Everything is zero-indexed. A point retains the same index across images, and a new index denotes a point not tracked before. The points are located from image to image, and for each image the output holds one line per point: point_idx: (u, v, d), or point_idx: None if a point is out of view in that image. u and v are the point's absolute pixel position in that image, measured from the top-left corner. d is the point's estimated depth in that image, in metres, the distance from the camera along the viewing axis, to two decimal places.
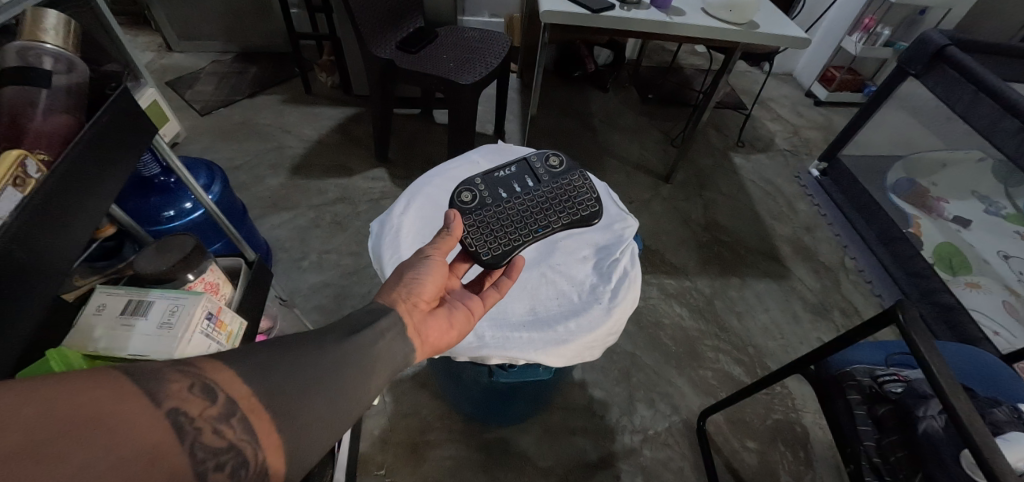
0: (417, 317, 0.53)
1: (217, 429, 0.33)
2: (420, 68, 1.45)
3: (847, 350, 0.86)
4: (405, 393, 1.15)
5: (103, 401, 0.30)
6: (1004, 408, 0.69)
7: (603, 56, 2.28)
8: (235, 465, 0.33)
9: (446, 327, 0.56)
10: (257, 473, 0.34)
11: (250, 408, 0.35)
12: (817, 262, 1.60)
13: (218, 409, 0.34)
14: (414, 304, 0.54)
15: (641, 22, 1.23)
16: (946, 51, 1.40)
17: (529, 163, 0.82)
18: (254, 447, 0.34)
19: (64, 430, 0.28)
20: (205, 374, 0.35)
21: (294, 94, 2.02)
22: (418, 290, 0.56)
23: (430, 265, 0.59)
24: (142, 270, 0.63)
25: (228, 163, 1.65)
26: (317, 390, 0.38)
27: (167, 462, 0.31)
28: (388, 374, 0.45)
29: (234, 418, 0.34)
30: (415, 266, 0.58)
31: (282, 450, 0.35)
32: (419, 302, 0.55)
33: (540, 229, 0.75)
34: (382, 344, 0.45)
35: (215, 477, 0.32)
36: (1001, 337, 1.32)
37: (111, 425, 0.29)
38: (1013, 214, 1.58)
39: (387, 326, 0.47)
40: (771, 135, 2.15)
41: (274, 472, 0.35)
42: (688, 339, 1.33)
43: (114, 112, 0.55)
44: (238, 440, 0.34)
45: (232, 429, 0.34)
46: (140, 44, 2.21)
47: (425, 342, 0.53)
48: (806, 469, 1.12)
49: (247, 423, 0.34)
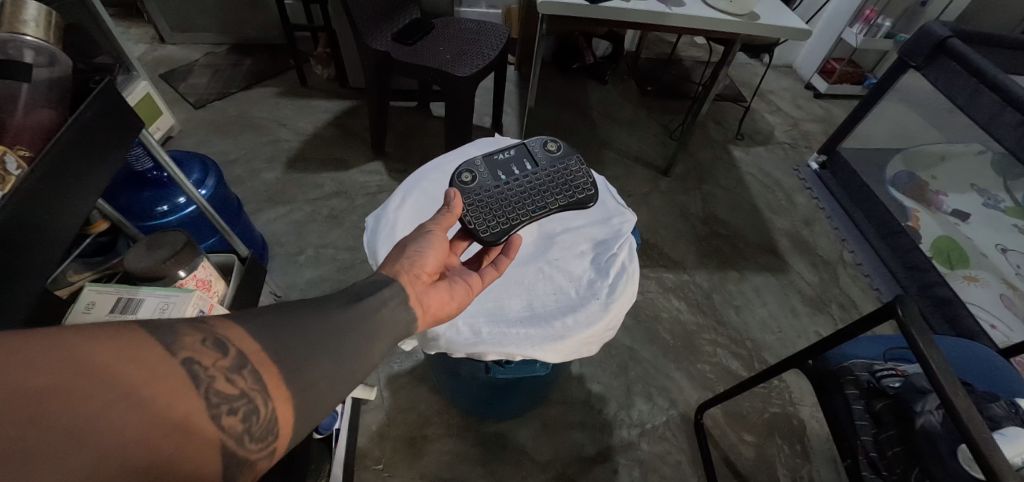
0: (419, 288, 0.53)
1: (229, 378, 0.34)
2: (417, 60, 1.43)
3: (845, 345, 0.86)
4: (402, 388, 1.15)
5: (122, 349, 0.31)
6: (1002, 402, 0.69)
7: (602, 47, 2.26)
8: (247, 411, 0.35)
9: (447, 298, 0.56)
10: (266, 422, 0.35)
11: (260, 362, 0.36)
12: (815, 255, 1.60)
13: (230, 361, 0.35)
14: (416, 276, 0.54)
15: (639, 13, 1.21)
16: (948, 42, 1.38)
17: (527, 150, 0.81)
18: (264, 395, 0.35)
19: (79, 375, 0.28)
20: (216, 330, 0.36)
21: (289, 87, 1.99)
22: (420, 262, 0.55)
23: (432, 238, 0.58)
24: (132, 268, 0.62)
25: (223, 157, 1.64)
26: (322, 352, 0.39)
27: (181, 407, 0.31)
28: (391, 341, 0.46)
29: (245, 369, 0.35)
30: (416, 240, 0.58)
31: (291, 402, 0.36)
32: (421, 274, 0.55)
33: (540, 209, 0.75)
34: (385, 312, 0.46)
35: (228, 420, 0.33)
36: (998, 331, 1.32)
37: (129, 372, 0.30)
38: (1012, 208, 1.56)
39: (390, 295, 0.48)
40: (770, 128, 2.14)
41: (283, 423, 0.36)
42: (686, 333, 1.33)
43: (97, 108, 0.53)
44: (249, 389, 0.35)
45: (242, 379, 0.35)
46: (133, 36, 2.18)
47: (427, 311, 0.52)
48: (803, 462, 1.12)
49: (257, 375, 0.35)
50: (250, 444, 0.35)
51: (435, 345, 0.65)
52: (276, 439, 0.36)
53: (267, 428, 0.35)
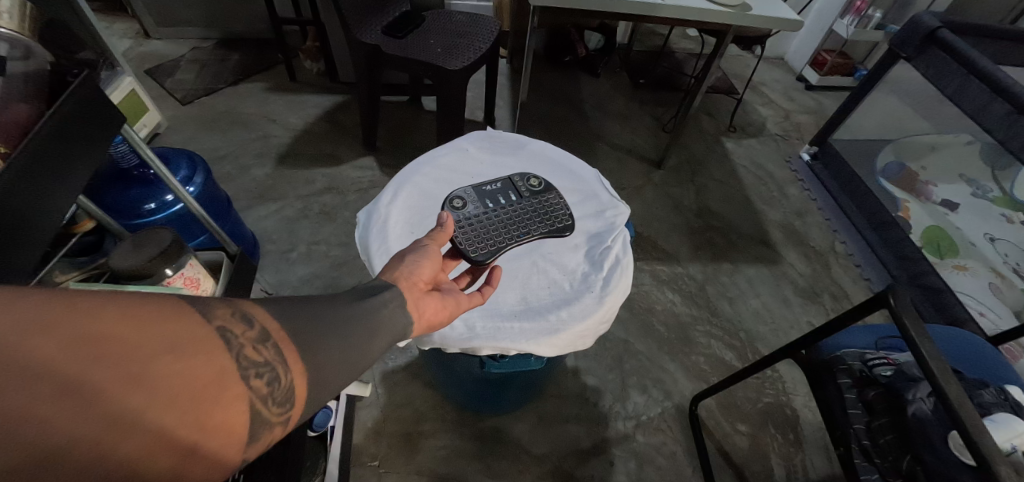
0: (416, 294, 0.51)
1: (255, 347, 0.33)
2: (407, 53, 1.41)
3: (837, 335, 0.87)
4: (397, 384, 1.14)
5: (137, 313, 0.28)
6: (992, 389, 0.70)
7: (594, 40, 2.25)
8: (271, 378, 0.33)
9: (442, 306, 0.54)
10: (287, 389, 0.34)
11: (281, 338, 0.35)
12: (807, 246, 1.61)
13: (256, 333, 0.34)
14: (414, 283, 0.52)
15: (631, 4, 1.20)
16: (939, 33, 1.39)
17: (512, 180, 0.81)
18: (285, 366, 0.34)
19: (97, 338, 0.27)
20: (243, 304, 0.34)
21: (278, 81, 1.96)
22: (417, 271, 0.54)
23: (428, 249, 0.58)
24: (118, 267, 0.61)
25: (212, 153, 1.61)
26: (332, 339, 0.38)
27: (215, 367, 0.30)
28: (389, 341, 0.44)
29: (268, 343, 0.34)
30: (413, 250, 0.57)
31: (308, 376, 0.36)
32: (417, 282, 0.53)
33: (525, 235, 0.74)
34: (385, 313, 0.44)
35: (254, 384, 0.32)
36: (987, 318, 1.33)
37: (166, 332, 0.29)
38: (1000, 197, 1.59)
39: (391, 297, 0.46)
40: (762, 120, 2.14)
41: (301, 391, 0.35)
42: (680, 325, 1.34)
43: (76, 103, 0.52)
44: (273, 359, 0.34)
45: (267, 350, 0.34)
46: (117, 31, 2.13)
47: (422, 317, 0.51)
48: (796, 451, 1.14)
49: (280, 349, 0.34)
50: (275, 409, 0.33)
51: (430, 342, 0.64)
52: (294, 407, 0.35)
53: (288, 395, 0.34)
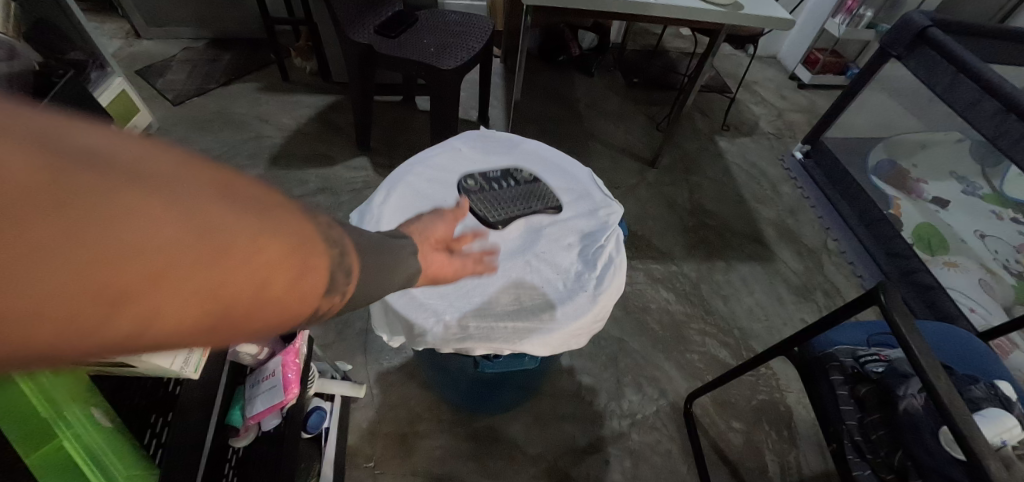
0: (428, 249, 0.49)
1: (325, 225, 0.29)
2: (400, 53, 1.40)
3: (830, 332, 0.87)
4: (392, 385, 1.14)
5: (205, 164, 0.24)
6: (981, 384, 0.71)
7: (588, 39, 2.25)
8: (340, 258, 0.30)
9: (451, 264, 0.51)
10: (350, 272, 0.31)
11: (338, 230, 0.31)
12: (800, 244, 1.62)
13: (321, 217, 0.30)
14: (427, 239, 0.50)
15: (624, 3, 1.20)
16: (929, 32, 1.40)
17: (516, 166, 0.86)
18: (348, 251, 0.31)
19: (176, 172, 0.22)
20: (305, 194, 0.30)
21: (271, 82, 1.95)
22: (430, 229, 0.51)
23: (443, 211, 0.55)
24: None
25: (204, 154, 1.60)
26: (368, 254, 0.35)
27: (297, 231, 0.26)
28: (408, 273, 0.42)
29: (333, 227, 0.30)
30: (427, 210, 0.54)
31: (358, 268, 0.33)
32: (431, 239, 0.51)
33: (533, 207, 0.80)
34: (403, 253, 0.42)
35: (330, 255, 0.28)
36: (977, 314, 1.35)
37: (242, 191, 0.25)
38: (989, 194, 1.62)
39: (409, 244, 0.44)
40: (756, 118, 2.15)
41: (356, 277, 0.32)
42: (675, 324, 1.34)
43: (61, 105, 0.51)
44: (340, 242, 0.30)
45: (333, 231, 0.30)
46: (107, 31, 2.11)
47: (430, 271, 0.48)
48: (790, 447, 1.14)
49: (341, 236, 0.31)
50: (338, 288, 0.30)
51: (423, 342, 0.64)
52: (349, 290, 0.31)
53: (347, 280, 0.31)
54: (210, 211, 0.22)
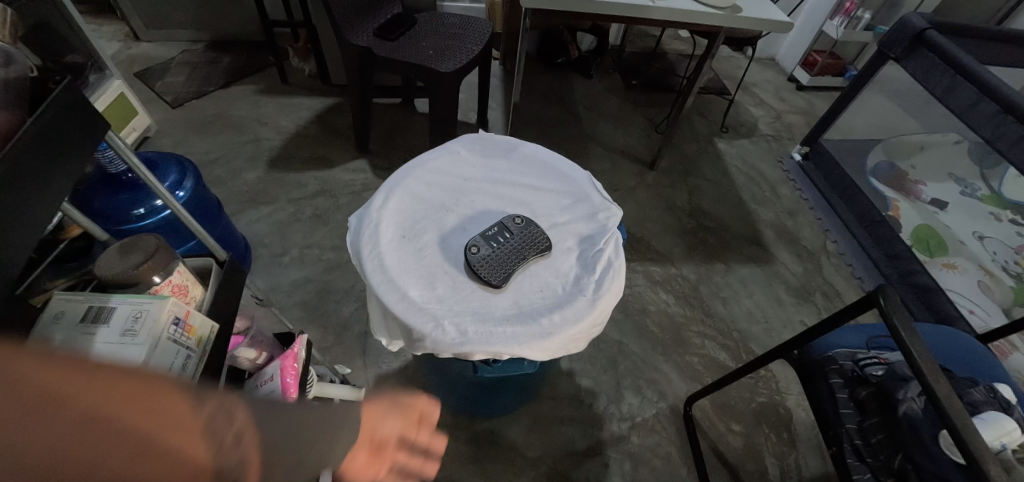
0: (361, 462, 0.55)
1: (238, 436, 0.35)
2: (399, 56, 1.40)
3: (829, 334, 0.88)
4: (391, 389, 1.14)
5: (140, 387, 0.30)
6: (981, 387, 0.71)
7: (587, 41, 2.26)
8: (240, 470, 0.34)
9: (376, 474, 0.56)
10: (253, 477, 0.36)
11: (252, 436, 0.37)
12: (799, 246, 1.62)
13: (237, 425, 0.36)
14: (363, 451, 0.55)
15: (623, 6, 1.20)
16: (926, 34, 1.40)
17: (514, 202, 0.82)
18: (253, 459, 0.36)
19: (103, 402, 0.28)
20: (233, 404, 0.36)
21: (270, 84, 1.95)
22: (376, 432, 0.58)
23: (397, 410, 0.61)
24: (100, 275, 0.56)
25: (202, 157, 1.60)
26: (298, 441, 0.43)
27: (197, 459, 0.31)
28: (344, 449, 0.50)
29: (245, 438, 0.36)
30: (387, 405, 0.60)
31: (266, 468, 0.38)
32: (370, 444, 0.57)
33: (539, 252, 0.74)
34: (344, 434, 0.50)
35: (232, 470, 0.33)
36: (976, 315, 1.35)
37: (162, 419, 0.30)
38: (988, 196, 1.62)
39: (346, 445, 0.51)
40: (755, 120, 2.16)
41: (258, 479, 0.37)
42: (674, 326, 1.34)
43: (58, 109, 0.51)
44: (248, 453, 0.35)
45: (243, 440, 0.35)
46: (106, 33, 2.11)
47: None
48: (790, 450, 1.14)
49: (252, 442, 0.36)
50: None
51: (423, 346, 0.64)
52: None
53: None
54: (114, 443, 0.28)
